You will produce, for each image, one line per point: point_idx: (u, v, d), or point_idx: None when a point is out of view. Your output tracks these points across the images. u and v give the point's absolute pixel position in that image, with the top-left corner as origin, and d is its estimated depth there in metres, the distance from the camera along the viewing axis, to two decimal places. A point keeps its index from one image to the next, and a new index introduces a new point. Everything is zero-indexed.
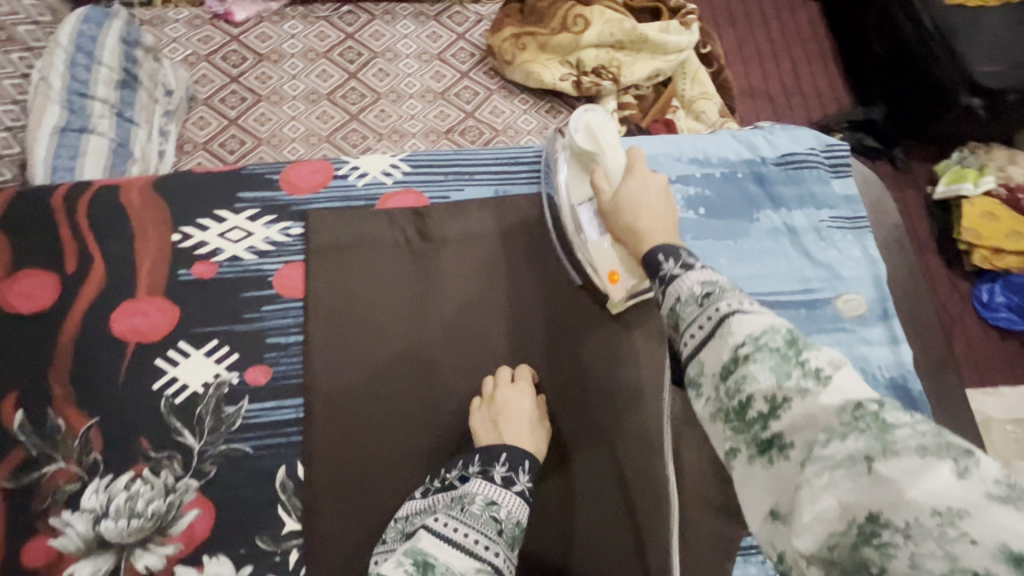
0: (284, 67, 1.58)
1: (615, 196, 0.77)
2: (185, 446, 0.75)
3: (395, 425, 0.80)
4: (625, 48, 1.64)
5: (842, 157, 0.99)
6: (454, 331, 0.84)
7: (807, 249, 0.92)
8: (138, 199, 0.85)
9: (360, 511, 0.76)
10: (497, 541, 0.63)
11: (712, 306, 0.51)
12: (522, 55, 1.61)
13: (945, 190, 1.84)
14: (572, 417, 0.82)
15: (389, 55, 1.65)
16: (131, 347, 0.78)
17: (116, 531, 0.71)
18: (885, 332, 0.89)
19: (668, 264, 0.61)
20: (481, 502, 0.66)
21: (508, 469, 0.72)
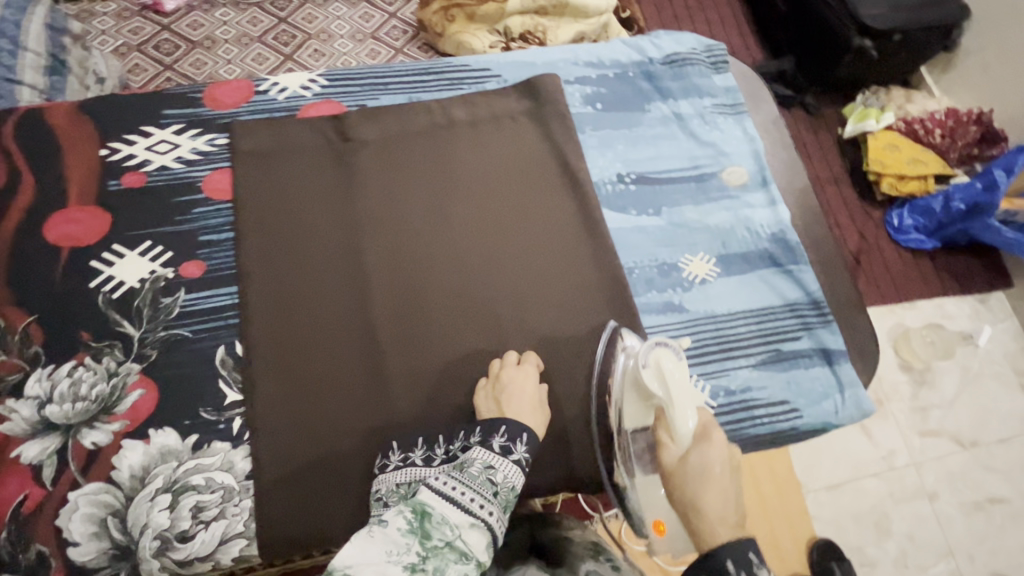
0: (218, 53, 1.68)
1: (680, 462, 0.66)
2: (126, 336, 0.79)
3: (331, 309, 0.85)
4: (548, 14, 1.73)
5: (721, 55, 1.11)
6: (381, 223, 0.91)
7: (693, 131, 1.04)
8: (65, 120, 0.89)
9: (298, 384, 0.81)
10: (490, 500, 0.65)
11: None
12: (452, 27, 1.71)
13: (853, 129, 1.97)
14: (493, 285, 0.90)
15: (323, 36, 1.75)
16: (67, 252, 0.82)
17: (61, 414, 0.75)
18: (766, 197, 1.00)
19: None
20: (479, 465, 0.68)
21: (507, 439, 0.72)
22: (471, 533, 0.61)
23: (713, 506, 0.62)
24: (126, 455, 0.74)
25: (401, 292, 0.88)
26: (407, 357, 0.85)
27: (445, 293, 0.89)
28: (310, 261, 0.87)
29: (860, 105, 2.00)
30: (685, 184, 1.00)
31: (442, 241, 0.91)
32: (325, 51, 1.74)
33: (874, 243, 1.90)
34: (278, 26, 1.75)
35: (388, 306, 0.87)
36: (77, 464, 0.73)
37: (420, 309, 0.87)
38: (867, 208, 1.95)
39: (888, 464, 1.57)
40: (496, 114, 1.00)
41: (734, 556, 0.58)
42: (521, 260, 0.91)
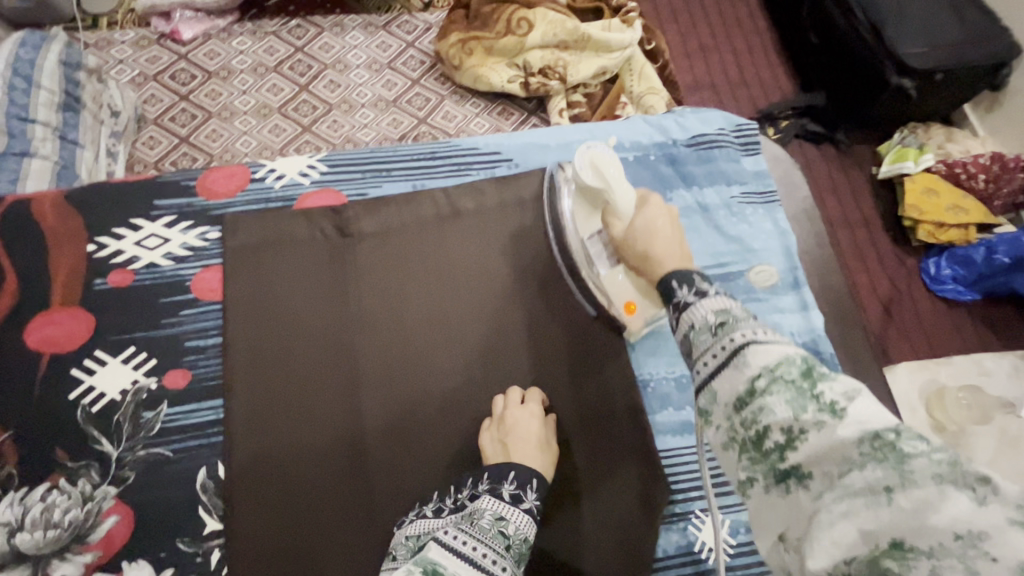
0: (233, 84, 1.63)
1: (626, 229, 0.75)
2: (103, 455, 0.75)
3: (320, 423, 0.80)
4: (569, 48, 1.66)
5: (752, 136, 1.03)
6: (376, 324, 0.86)
7: (719, 224, 0.95)
8: (51, 213, 0.85)
9: (284, 509, 0.76)
10: (503, 556, 0.60)
11: (726, 336, 0.51)
12: (470, 59, 1.64)
13: (888, 170, 1.86)
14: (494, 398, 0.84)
15: (339, 67, 1.70)
16: (47, 359, 0.78)
17: (32, 543, 0.71)
18: (796, 300, 0.92)
19: (681, 291, 0.59)
20: (490, 517, 0.64)
21: (516, 487, 0.68)
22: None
23: (663, 246, 0.69)
24: None
25: (395, 404, 0.82)
26: (399, 480, 0.78)
27: (442, 407, 0.83)
28: (301, 368, 0.82)
29: (896, 143, 1.88)
30: None
31: (442, 345, 0.86)
32: (342, 81, 1.69)
33: (910, 300, 1.78)
34: (294, 55, 1.70)
35: (381, 420, 0.81)
36: None
37: (415, 423, 0.82)
38: (903, 258, 1.84)
39: None
40: (504, 202, 0.94)
41: (672, 290, 0.61)
42: (532, 370, 0.85)
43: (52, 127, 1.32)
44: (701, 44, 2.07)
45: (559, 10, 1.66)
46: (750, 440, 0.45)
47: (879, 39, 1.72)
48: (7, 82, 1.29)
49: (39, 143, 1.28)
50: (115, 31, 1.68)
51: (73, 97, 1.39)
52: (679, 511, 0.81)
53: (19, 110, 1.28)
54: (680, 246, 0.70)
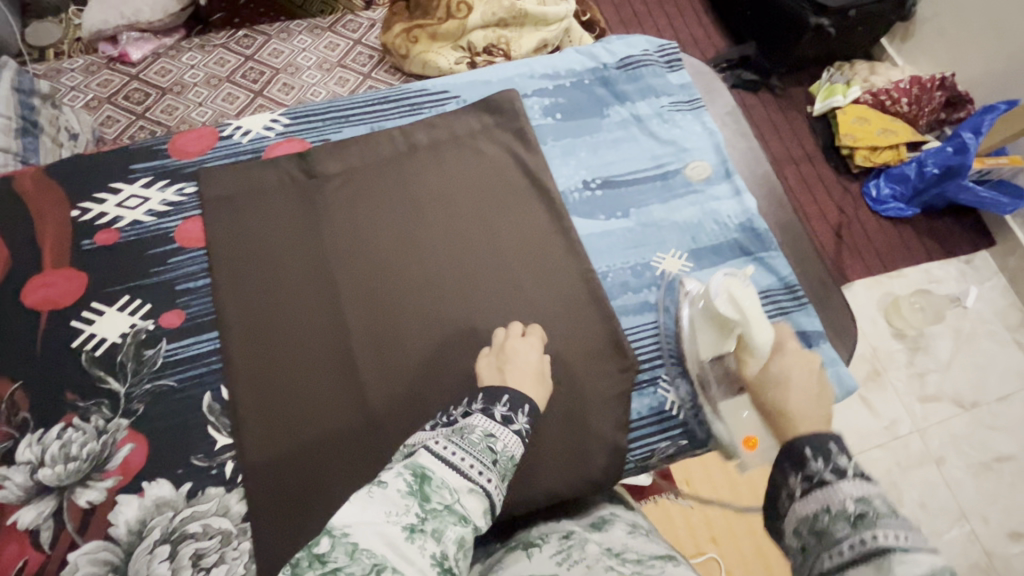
0: (188, 97, 1.69)
1: (759, 371, 0.72)
2: (112, 392, 0.80)
3: (320, 378, 0.84)
4: (509, 25, 1.75)
5: (674, 54, 1.13)
6: (350, 251, 0.92)
7: (653, 131, 1.05)
8: (33, 185, 0.90)
9: (284, 421, 0.82)
10: (491, 468, 0.61)
11: (867, 535, 0.48)
12: (416, 47, 1.71)
13: (822, 107, 2.01)
14: (468, 302, 0.91)
15: (290, 70, 1.77)
16: (46, 315, 0.83)
17: (55, 476, 0.76)
18: (730, 187, 1.02)
19: (815, 461, 0.56)
20: (479, 433, 0.65)
21: (507, 409, 0.70)
22: (468, 499, 0.57)
23: (798, 401, 0.64)
24: (121, 510, 0.75)
25: (385, 341, 0.87)
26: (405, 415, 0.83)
27: (434, 342, 0.88)
28: (291, 334, 0.86)
29: (826, 82, 2.04)
30: (650, 183, 1.02)
31: (421, 289, 0.91)
32: (294, 83, 1.76)
33: (854, 217, 1.91)
34: (245, 64, 1.77)
35: (376, 367, 0.86)
36: (74, 524, 0.74)
37: (399, 342, 0.88)
38: (844, 182, 1.96)
39: (893, 434, 1.59)
40: (457, 136, 1.01)
41: (803, 448, 0.58)
42: (507, 289, 0.92)
43: (12, 153, 1.33)
44: (634, 15, 2.19)
45: None
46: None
47: None
48: None
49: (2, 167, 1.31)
50: (62, 61, 1.72)
51: (28, 121, 1.41)
52: (648, 377, 0.89)
53: None
54: (822, 406, 0.63)
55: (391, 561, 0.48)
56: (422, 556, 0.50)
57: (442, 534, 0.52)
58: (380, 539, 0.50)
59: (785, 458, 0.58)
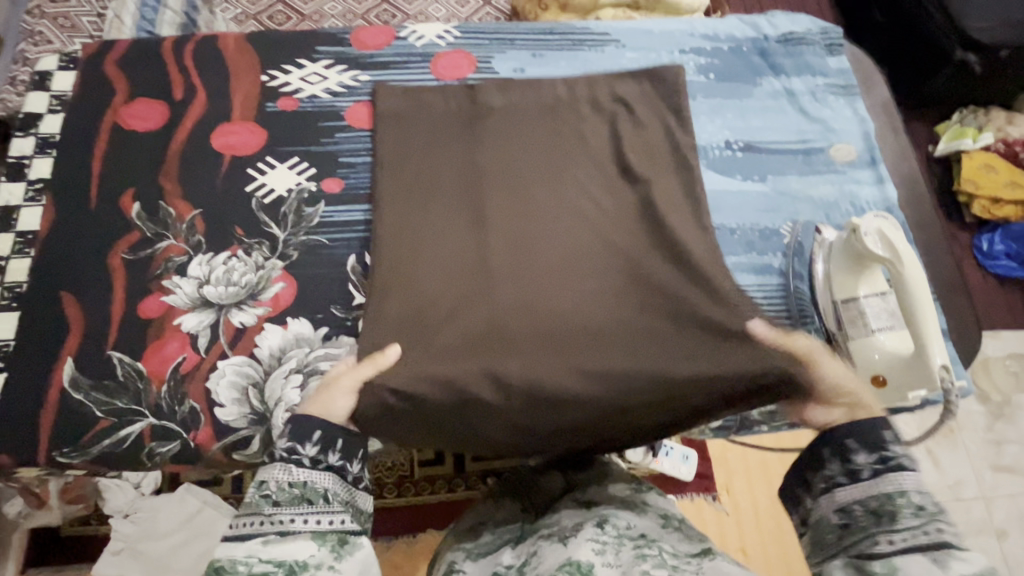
0: (323, 26, 1.86)
1: None
2: (273, 236, 0.89)
3: (456, 284, 0.82)
4: (641, 8, 1.75)
5: (837, 39, 1.12)
6: (495, 148, 0.94)
7: (803, 107, 1.05)
8: (233, 46, 1.00)
9: (415, 288, 0.82)
10: (283, 510, 0.61)
11: (918, 528, 0.58)
12: (545, 15, 1.78)
13: (946, 147, 1.88)
14: (606, 203, 0.88)
15: (421, 18, 1.88)
16: (228, 159, 0.93)
17: (216, 295, 0.85)
18: (873, 175, 1.01)
19: (860, 455, 0.63)
20: (271, 485, 0.62)
21: (315, 448, 0.64)
22: (273, 548, 0.60)
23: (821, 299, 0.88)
24: (266, 336, 0.83)
25: (520, 227, 0.87)
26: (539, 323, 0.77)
27: (572, 263, 0.84)
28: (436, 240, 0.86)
29: (954, 123, 1.93)
30: (792, 155, 1.02)
31: (564, 212, 0.88)
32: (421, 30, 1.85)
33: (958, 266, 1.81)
34: (381, 7, 1.89)
35: (512, 277, 0.83)
36: (226, 338, 0.83)
37: (534, 231, 0.87)
38: (956, 229, 1.86)
39: (956, 494, 1.50)
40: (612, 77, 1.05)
41: (864, 435, 0.65)
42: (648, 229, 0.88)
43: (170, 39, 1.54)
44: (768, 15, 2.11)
45: None
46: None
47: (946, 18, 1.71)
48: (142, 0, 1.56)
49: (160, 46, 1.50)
50: None
51: (189, 19, 1.60)
52: None
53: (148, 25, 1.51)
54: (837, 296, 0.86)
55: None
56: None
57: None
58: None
59: (812, 451, 0.67)
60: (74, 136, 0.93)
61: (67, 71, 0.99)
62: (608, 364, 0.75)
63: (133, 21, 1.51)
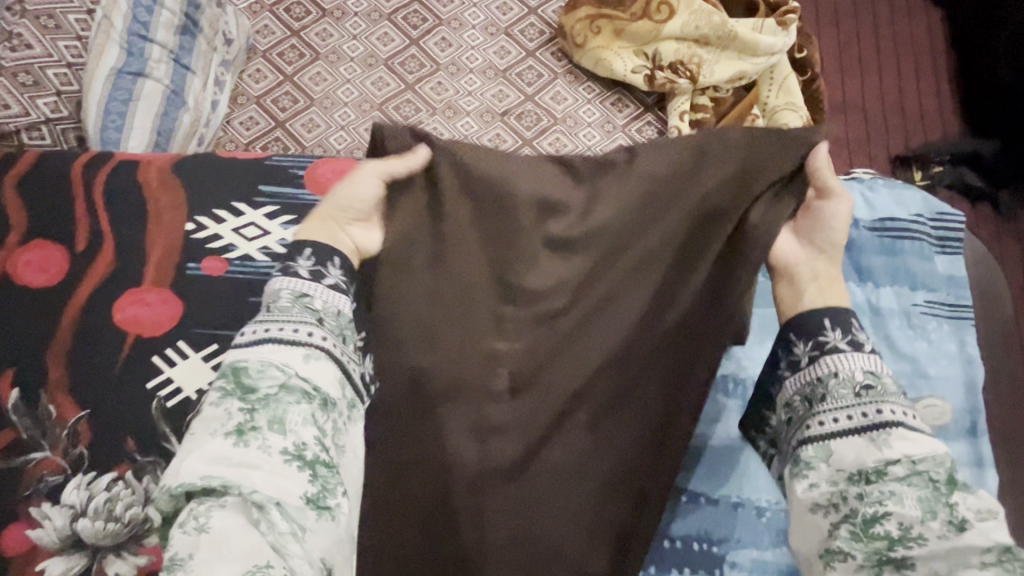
0: (346, 26, 1.45)
1: None
2: (171, 456, 0.71)
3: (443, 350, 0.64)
4: (710, 44, 1.40)
5: (954, 230, 0.82)
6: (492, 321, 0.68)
7: (890, 335, 0.78)
8: (156, 178, 0.80)
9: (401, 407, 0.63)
10: (316, 325, 0.55)
11: (874, 406, 0.51)
12: (596, 39, 1.42)
13: None
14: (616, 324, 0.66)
15: (455, 23, 1.48)
16: (130, 340, 0.74)
17: (92, 531, 0.69)
18: (969, 451, 0.74)
19: (833, 333, 0.55)
20: (289, 296, 0.56)
21: (314, 263, 0.59)
22: (311, 366, 0.54)
23: None
24: None
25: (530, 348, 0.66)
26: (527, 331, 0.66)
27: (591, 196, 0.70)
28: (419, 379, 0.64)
29: None
30: None
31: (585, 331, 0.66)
32: (454, 41, 1.46)
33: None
34: (410, 5, 1.49)
35: (511, 206, 0.68)
36: None
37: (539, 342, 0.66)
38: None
39: None
40: None
41: (807, 326, 0.56)
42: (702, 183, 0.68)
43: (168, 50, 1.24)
44: (881, 63, 1.65)
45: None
46: (852, 474, 0.50)
47: None
48: None
49: (154, 63, 1.21)
50: None
51: (191, 19, 1.28)
52: None
53: (141, 28, 1.20)
54: None
55: (236, 479, 0.47)
56: (266, 457, 0.48)
57: (281, 422, 0.50)
58: (205, 457, 0.48)
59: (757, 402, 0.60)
60: None
61: None
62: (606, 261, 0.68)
63: (123, 24, 1.19)
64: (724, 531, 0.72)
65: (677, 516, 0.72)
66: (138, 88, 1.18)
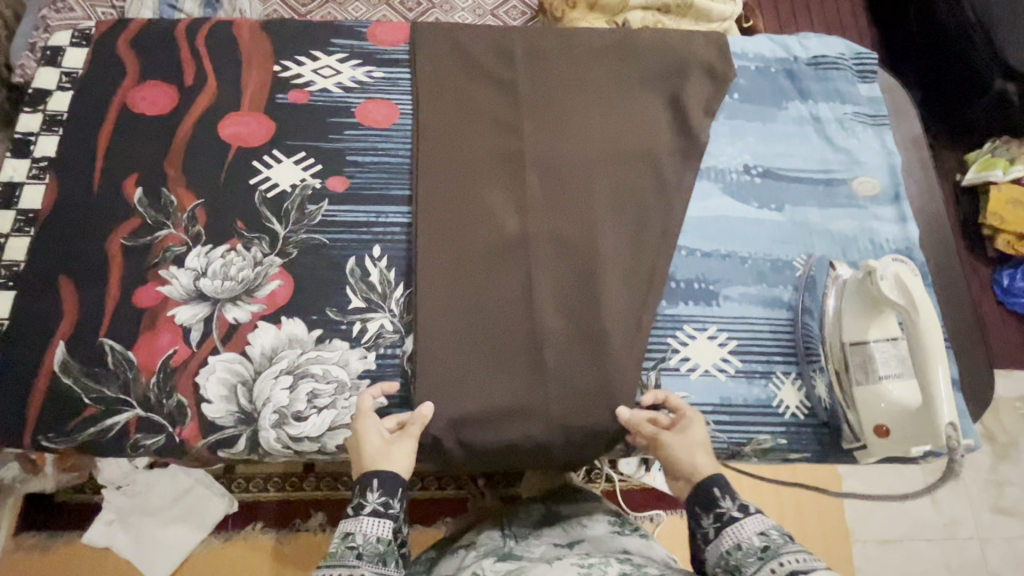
0: (348, 10, 1.78)
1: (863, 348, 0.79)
2: (272, 232, 0.88)
3: (493, 139, 0.97)
4: (670, 13, 1.67)
5: (870, 65, 1.08)
6: (523, 115, 0.98)
7: (828, 135, 1.02)
8: (247, 34, 0.99)
9: (463, 174, 0.94)
10: (357, 563, 0.68)
11: (773, 561, 0.66)
12: (572, 13, 1.68)
13: (974, 177, 1.84)
14: (608, 121, 0.99)
15: (445, 7, 1.82)
16: (234, 150, 0.92)
17: (212, 287, 0.84)
18: (895, 212, 0.97)
19: (725, 501, 0.73)
20: (339, 537, 0.71)
21: (381, 496, 0.73)
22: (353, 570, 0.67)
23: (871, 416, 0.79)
24: (259, 334, 0.82)
25: (550, 136, 0.97)
26: (544, 131, 0.98)
27: (574, 54, 1.04)
28: (473, 158, 0.95)
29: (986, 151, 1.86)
30: (812, 186, 0.98)
31: (591, 126, 0.99)
32: (446, 20, 1.82)
33: (977, 302, 1.80)
34: None
35: (528, 60, 1.02)
36: (218, 333, 0.82)
37: (557, 142, 0.97)
38: (976, 263, 1.85)
39: (950, 533, 1.50)
40: (637, 97, 1.01)
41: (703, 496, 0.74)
42: (638, 51, 1.04)
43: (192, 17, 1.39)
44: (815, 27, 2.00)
45: None
46: None
47: (988, 43, 1.63)
48: None
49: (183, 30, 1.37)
50: None
51: None
52: (761, 369, 0.87)
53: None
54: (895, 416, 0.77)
55: None
56: None
57: None
58: None
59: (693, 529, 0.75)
60: (83, 112, 0.93)
61: (79, 48, 0.97)
62: (593, 86, 1.01)
63: None
64: (716, 273, 0.92)
65: (680, 264, 0.92)
66: None
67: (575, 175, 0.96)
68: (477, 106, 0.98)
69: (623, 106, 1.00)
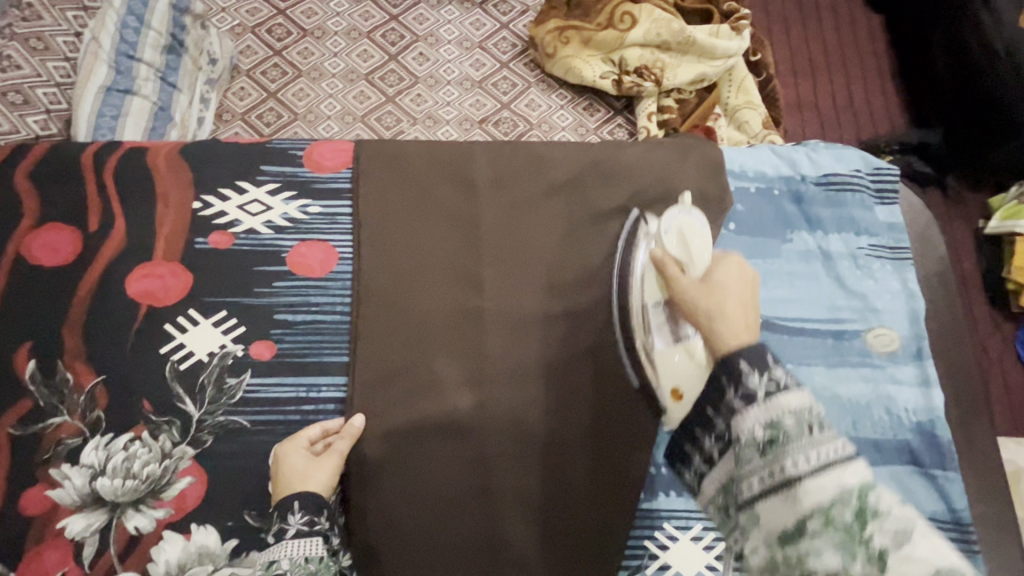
0: (327, 44, 1.46)
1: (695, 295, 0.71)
2: (186, 414, 0.75)
3: (448, 292, 0.83)
4: (671, 49, 1.50)
5: (890, 182, 0.93)
6: (484, 261, 0.85)
7: (840, 275, 0.87)
8: (165, 163, 0.86)
9: (411, 341, 0.80)
10: None
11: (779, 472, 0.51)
12: (565, 49, 1.49)
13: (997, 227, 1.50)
14: (584, 266, 0.85)
15: (431, 40, 1.52)
16: (143, 310, 0.79)
17: (111, 489, 0.72)
18: (917, 373, 0.83)
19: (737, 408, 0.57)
20: (264, 564, 0.67)
21: (304, 518, 0.69)
22: None
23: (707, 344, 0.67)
24: (164, 548, 0.70)
25: (514, 287, 0.84)
26: (508, 280, 0.84)
27: (545, 180, 0.89)
28: (424, 318, 0.82)
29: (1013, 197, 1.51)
30: (820, 340, 0.84)
31: (564, 272, 0.85)
32: (431, 56, 1.51)
33: (995, 364, 1.47)
34: (388, 24, 1.52)
35: (491, 187, 0.88)
36: (117, 547, 0.70)
37: (523, 294, 0.83)
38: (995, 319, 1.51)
39: None
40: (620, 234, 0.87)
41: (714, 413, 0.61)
42: (616, 176, 0.89)
43: (155, 69, 1.26)
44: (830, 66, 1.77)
45: (665, 7, 1.50)
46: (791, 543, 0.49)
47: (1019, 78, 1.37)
48: (121, 18, 1.23)
49: (142, 81, 1.23)
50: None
51: (176, 40, 1.32)
52: None
53: (128, 48, 1.22)
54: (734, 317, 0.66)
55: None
56: None
57: None
58: None
59: None
60: None
61: None
62: (567, 219, 0.87)
63: (111, 44, 1.20)
64: None
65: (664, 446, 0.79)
66: (127, 105, 1.19)
67: (544, 336, 0.82)
68: (431, 251, 0.85)
69: (603, 246, 0.86)
